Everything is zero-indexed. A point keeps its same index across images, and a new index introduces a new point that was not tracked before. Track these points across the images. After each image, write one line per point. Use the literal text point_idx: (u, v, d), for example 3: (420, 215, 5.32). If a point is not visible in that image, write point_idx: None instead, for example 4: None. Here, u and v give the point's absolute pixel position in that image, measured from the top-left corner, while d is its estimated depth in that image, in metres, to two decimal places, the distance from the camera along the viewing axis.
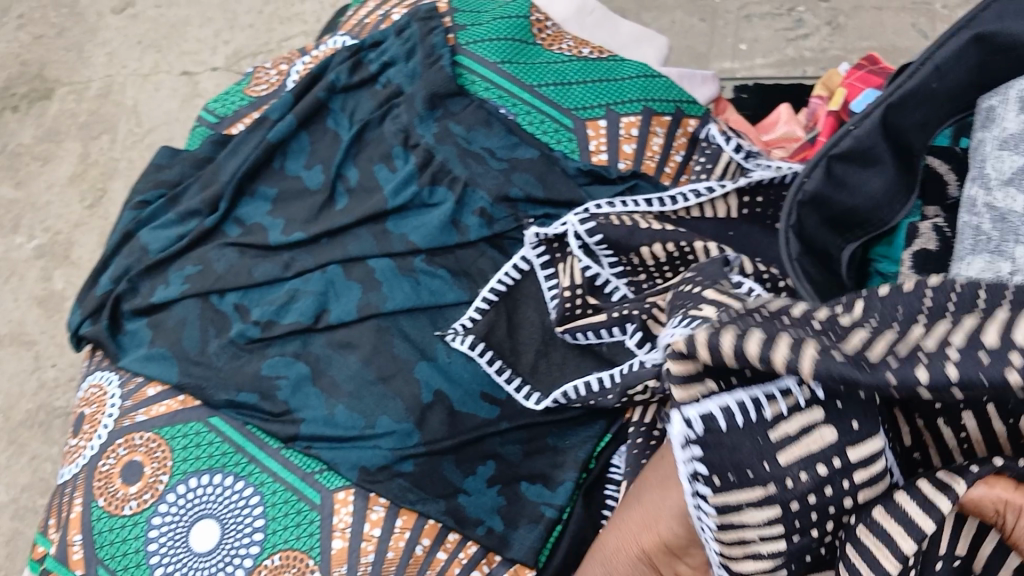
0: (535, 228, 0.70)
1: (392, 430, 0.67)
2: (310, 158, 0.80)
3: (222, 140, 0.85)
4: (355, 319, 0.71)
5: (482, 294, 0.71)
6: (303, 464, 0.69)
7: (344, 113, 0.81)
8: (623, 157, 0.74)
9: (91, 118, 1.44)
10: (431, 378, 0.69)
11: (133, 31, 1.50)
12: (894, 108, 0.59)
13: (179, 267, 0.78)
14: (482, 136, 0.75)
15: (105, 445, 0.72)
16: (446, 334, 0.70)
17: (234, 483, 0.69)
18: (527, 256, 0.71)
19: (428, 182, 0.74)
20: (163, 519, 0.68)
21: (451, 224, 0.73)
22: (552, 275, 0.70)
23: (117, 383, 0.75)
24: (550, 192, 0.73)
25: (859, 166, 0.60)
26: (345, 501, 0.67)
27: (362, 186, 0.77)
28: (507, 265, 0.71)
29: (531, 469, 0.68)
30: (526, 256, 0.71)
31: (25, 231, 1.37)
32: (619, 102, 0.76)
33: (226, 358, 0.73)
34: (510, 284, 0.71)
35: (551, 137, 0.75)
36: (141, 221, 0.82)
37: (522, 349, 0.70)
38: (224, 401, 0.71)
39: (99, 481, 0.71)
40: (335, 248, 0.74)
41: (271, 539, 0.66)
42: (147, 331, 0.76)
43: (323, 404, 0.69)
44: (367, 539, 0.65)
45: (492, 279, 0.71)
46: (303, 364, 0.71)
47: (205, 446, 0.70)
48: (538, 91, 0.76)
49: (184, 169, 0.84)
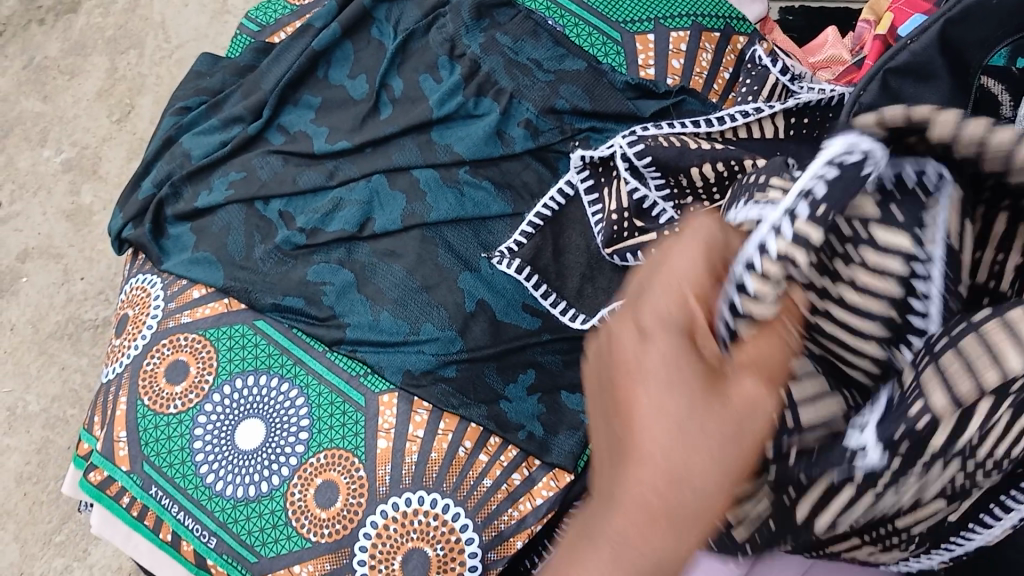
0: (580, 150, 0.71)
1: (436, 336, 0.68)
2: (353, 68, 0.79)
3: (263, 49, 0.84)
4: (399, 228, 0.71)
5: (528, 217, 0.71)
6: (348, 367, 0.69)
7: (388, 22, 0.80)
8: (670, 73, 0.74)
9: (119, 33, 1.43)
10: (475, 290, 0.69)
11: None
12: (954, 24, 0.59)
13: (222, 173, 0.78)
14: (529, 47, 0.75)
15: (150, 344, 0.73)
16: (493, 256, 0.70)
17: (280, 384, 0.70)
18: (572, 181, 0.72)
19: (474, 93, 0.74)
20: (208, 418, 0.70)
21: (496, 136, 0.73)
22: (597, 199, 0.70)
23: (160, 286, 0.76)
24: (596, 105, 0.73)
25: (914, 79, 0.60)
26: (389, 404, 0.68)
27: (406, 96, 0.76)
28: (552, 190, 0.72)
29: (572, 380, 0.69)
30: (571, 180, 0.72)
31: (52, 144, 1.37)
32: (668, 17, 0.76)
33: (272, 263, 0.73)
34: (555, 209, 0.71)
35: (599, 50, 0.75)
36: (183, 127, 0.82)
37: (567, 272, 0.71)
38: (270, 305, 0.72)
39: (144, 380, 0.72)
40: (379, 158, 0.75)
41: (316, 439, 0.67)
42: (190, 236, 0.77)
43: (369, 310, 0.70)
44: (411, 440, 0.66)
45: (537, 204, 0.72)
46: (348, 273, 0.71)
47: (250, 347, 0.71)
48: (586, 3, 0.77)
49: (225, 77, 0.84)
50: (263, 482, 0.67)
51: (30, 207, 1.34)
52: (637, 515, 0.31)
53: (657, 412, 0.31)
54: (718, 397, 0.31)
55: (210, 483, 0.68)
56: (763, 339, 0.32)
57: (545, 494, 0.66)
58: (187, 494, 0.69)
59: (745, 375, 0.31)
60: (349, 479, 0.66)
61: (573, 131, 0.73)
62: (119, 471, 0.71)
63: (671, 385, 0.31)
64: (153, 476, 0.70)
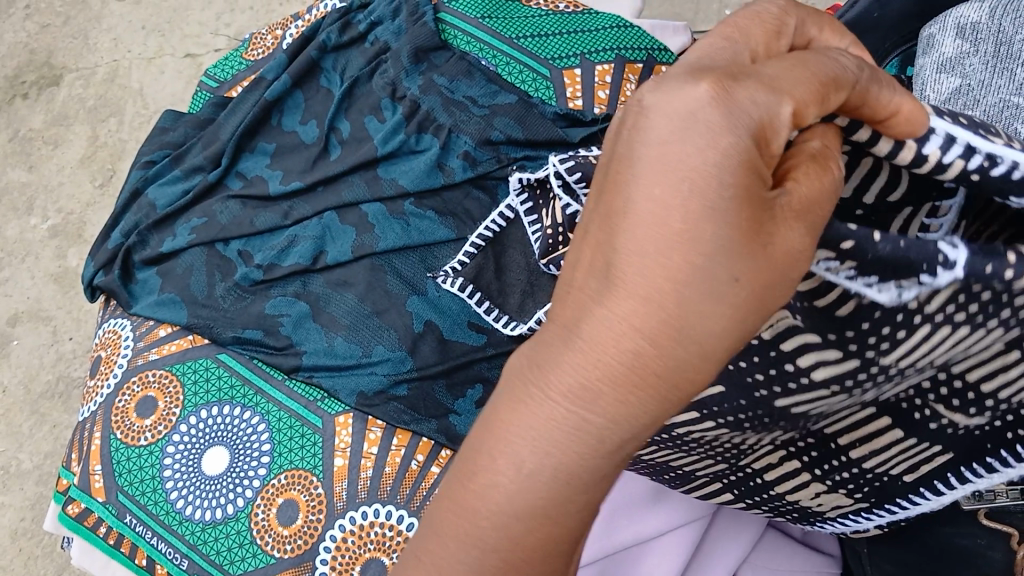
0: (518, 174, 0.74)
1: (387, 357, 0.72)
2: (305, 114, 0.85)
3: (222, 102, 0.89)
4: (351, 259, 0.76)
5: (471, 238, 0.75)
6: (305, 393, 0.74)
7: (336, 71, 0.85)
8: (597, 102, 0.79)
9: (99, 102, 1.49)
10: (423, 311, 0.74)
11: (136, 16, 1.54)
12: None
13: (185, 220, 0.83)
14: (464, 86, 0.80)
15: (121, 383, 0.78)
16: (438, 276, 0.75)
17: (243, 413, 0.74)
18: (512, 203, 0.75)
19: (415, 130, 0.79)
20: (176, 448, 0.74)
21: (437, 168, 0.78)
22: (536, 218, 0.73)
23: (130, 328, 0.81)
24: (529, 134, 0.77)
25: None
26: (345, 423, 0.72)
27: (353, 137, 0.82)
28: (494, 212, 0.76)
29: None
30: (511, 203, 0.75)
31: (39, 212, 1.43)
32: (592, 51, 0.81)
33: (231, 300, 0.78)
34: (496, 231, 0.75)
35: (527, 84, 0.80)
36: (149, 179, 0.87)
37: (509, 289, 0.74)
38: (231, 338, 0.76)
39: (116, 416, 0.76)
40: (330, 196, 0.79)
41: (277, 461, 0.71)
42: (156, 279, 0.82)
43: (323, 337, 0.74)
44: (365, 456, 0.70)
45: (481, 225, 0.76)
46: (303, 304, 0.76)
47: (213, 380, 0.76)
48: (516, 43, 0.82)
49: (187, 130, 0.89)
50: (228, 505, 0.71)
51: (19, 273, 1.39)
52: (599, 362, 0.28)
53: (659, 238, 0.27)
54: (763, 235, 0.27)
55: (179, 508, 0.72)
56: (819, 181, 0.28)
57: None
58: (159, 520, 0.72)
59: (793, 226, 0.28)
60: (309, 497, 0.69)
61: (510, 160, 0.77)
62: (95, 503, 0.75)
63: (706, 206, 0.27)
64: (128, 505, 0.74)
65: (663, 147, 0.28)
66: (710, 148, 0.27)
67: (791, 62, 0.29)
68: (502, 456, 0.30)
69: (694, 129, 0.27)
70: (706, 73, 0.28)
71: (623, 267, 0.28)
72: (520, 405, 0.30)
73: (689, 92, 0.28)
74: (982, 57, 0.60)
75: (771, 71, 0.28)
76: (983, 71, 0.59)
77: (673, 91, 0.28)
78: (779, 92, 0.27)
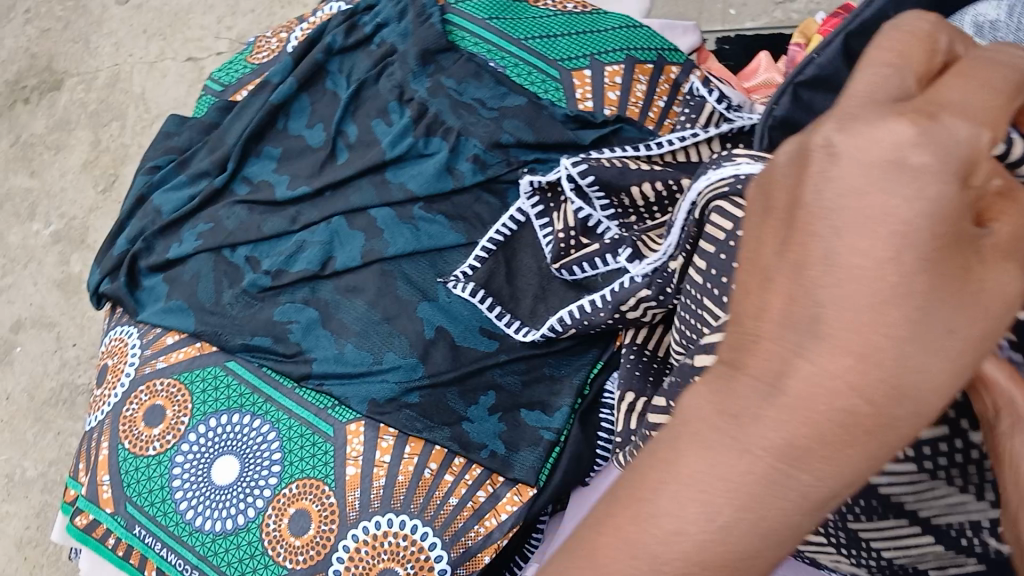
0: (530, 176, 0.73)
1: (398, 364, 0.71)
2: (311, 118, 0.84)
3: (227, 105, 0.89)
4: (360, 265, 0.75)
5: (482, 242, 0.74)
6: (316, 401, 0.73)
7: (342, 74, 0.84)
8: (608, 104, 0.78)
9: (101, 107, 1.48)
10: (434, 317, 0.73)
11: (138, 21, 1.53)
12: (858, 35, 0.61)
13: (192, 225, 0.82)
14: (473, 87, 0.79)
15: (129, 391, 0.77)
16: (448, 281, 0.73)
17: (252, 421, 0.73)
18: (522, 207, 0.74)
19: (424, 133, 0.78)
20: (186, 457, 0.73)
21: (446, 171, 0.77)
22: (547, 222, 0.73)
23: (137, 335, 0.80)
24: (540, 135, 0.77)
25: (825, 92, 0.63)
26: (356, 431, 0.71)
27: (360, 141, 0.81)
28: (504, 216, 0.75)
29: (531, 398, 0.72)
30: (522, 207, 0.74)
31: (42, 217, 1.42)
32: (603, 52, 0.80)
33: (240, 307, 0.77)
34: (507, 234, 0.74)
35: (538, 87, 0.79)
36: (154, 184, 0.86)
37: (521, 295, 0.74)
38: (239, 345, 0.75)
39: (124, 425, 0.76)
40: (337, 200, 0.79)
41: (288, 470, 0.70)
42: (163, 286, 0.81)
43: (333, 344, 0.73)
44: (377, 465, 0.69)
45: (490, 230, 0.75)
46: (312, 310, 0.75)
47: (222, 388, 0.75)
48: (524, 44, 0.81)
49: (192, 135, 0.88)
50: (238, 515, 0.70)
51: (22, 279, 1.38)
52: (803, 421, 0.26)
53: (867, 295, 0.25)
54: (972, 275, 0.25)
55: (189, 519, 0.71)
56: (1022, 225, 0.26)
57: (509, 508, 0.68)
58: (169, 531, 0.72)
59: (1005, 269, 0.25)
60: (321, 506, 0.68)
61: (520, 163, 0.76)
62: (104, 514, 0.74)
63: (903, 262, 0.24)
64: (137, 515, 0.73)
65: (861, 194, 0.25)
66: (921, 199, 0.24)
67: (967, 83, 0.27)
68: (676, 501, 0.27)
69: (898, 176, 0.25)
70: (901, 107, 0.26)
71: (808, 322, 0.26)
72: (694, 427, 0.28)
73: (890, 128, 0.25)
74: None
75: (952, 96, 0.26)
76: None
77: (866, 130, 0.26)
78: (977, 121, 0.26)
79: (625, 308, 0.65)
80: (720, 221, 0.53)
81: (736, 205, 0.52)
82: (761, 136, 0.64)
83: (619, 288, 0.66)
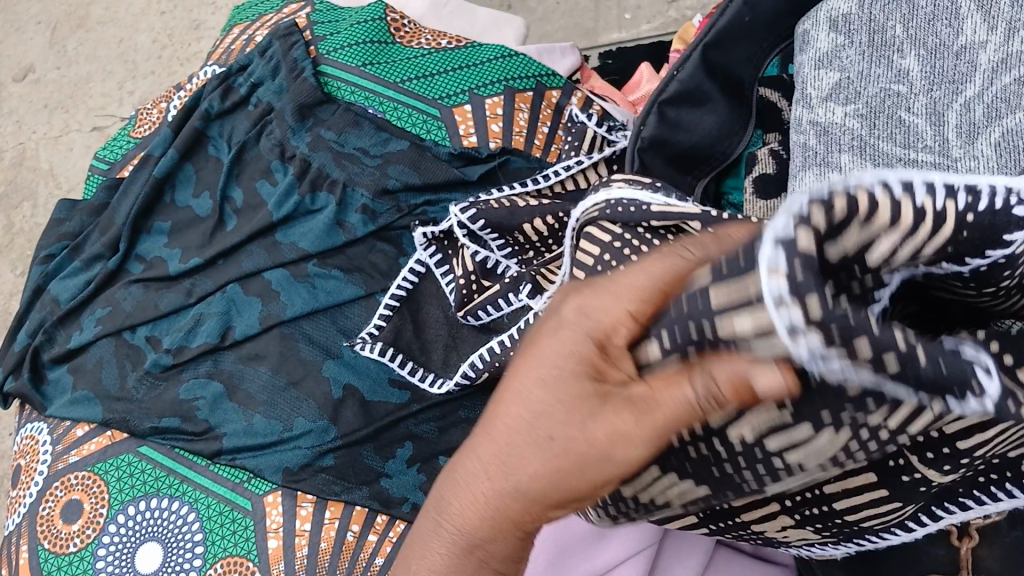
0: (421, 228, 0.73)
1: (309, 429, 0.70)
2: (197, 187, 0.82)
3: (114, 183, 0.87)
4: (259, 331, 0.74)
5: (384, 300, 0.73)
6: (231, 476, 0.71)
7: (222, 137, 0.83)
8: (492, 137, 0.78)
9: (10, 188, 1.45)
10: (340, 374, 0.72)
11: (36, 95, 1.50)
12: (713, 47, 0.63)
13: (90, 311, 0.81)
14: (353, 137, 0.78)
15: (44, 489, 0.75)
16: (355, 344, 0.72)
17: (171, 504, 0.72)
18: (421, 258, 0.74)
19: (309, 189, 0.77)
20: (107, 549, 0.71)
21: (336, 225, 0.76)
22: (448, 270, 0.73)
23: (47, 431, 0.78)
24: (425, 177, 0.76)
25: (691, 105, 0.64)
26: (275, 503, 0.69)
27: (247, 205, 0.79)
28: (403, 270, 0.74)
29: (449, 443, 0.71)
30: (420, 258, 0.74)
31: None
32: (480, 85, 0.80)
33: (144, 389, 0.76)
34: (409, 288, 0.74)
35: (420, 128, 0.78)
36: (50, 274, 0.84)
37: (431, 347, 0.73)
38: (149, 430, 0.74)
39: (42, 525, 0.74)
40: (231, 268, 0.77)
41: (211, 550, 0.69)
42: (68, 376, 0.79)
43: (241, 416, 0.72)
44: (299, 534, 0.68)
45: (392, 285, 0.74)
46: (217, 383, 0.74)
47: (138, 474, 0.73)
48: (401, 87, 0.80)
49: (82, 218, 0.86)
50: None
51: None
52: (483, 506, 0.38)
53: (541, 413, 0.36)
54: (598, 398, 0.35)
55: None
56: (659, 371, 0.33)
57: None
58: None
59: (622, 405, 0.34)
60: None
61: (409, 208, 0.76)
62: None
63: (552, 393, 0.36)
64: None
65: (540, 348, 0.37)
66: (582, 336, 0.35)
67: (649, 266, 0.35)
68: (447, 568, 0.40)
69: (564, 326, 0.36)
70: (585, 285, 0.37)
71: (497, 425, 0.37)
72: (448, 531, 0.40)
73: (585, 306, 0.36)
74: (858, 47, 0.60)
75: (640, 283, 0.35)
76: (860, 62, 0.60)
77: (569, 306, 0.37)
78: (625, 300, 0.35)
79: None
80: (587, 244, 0.51)
81: (604, 228, 0.51)
82: (632, 159, 0.63)
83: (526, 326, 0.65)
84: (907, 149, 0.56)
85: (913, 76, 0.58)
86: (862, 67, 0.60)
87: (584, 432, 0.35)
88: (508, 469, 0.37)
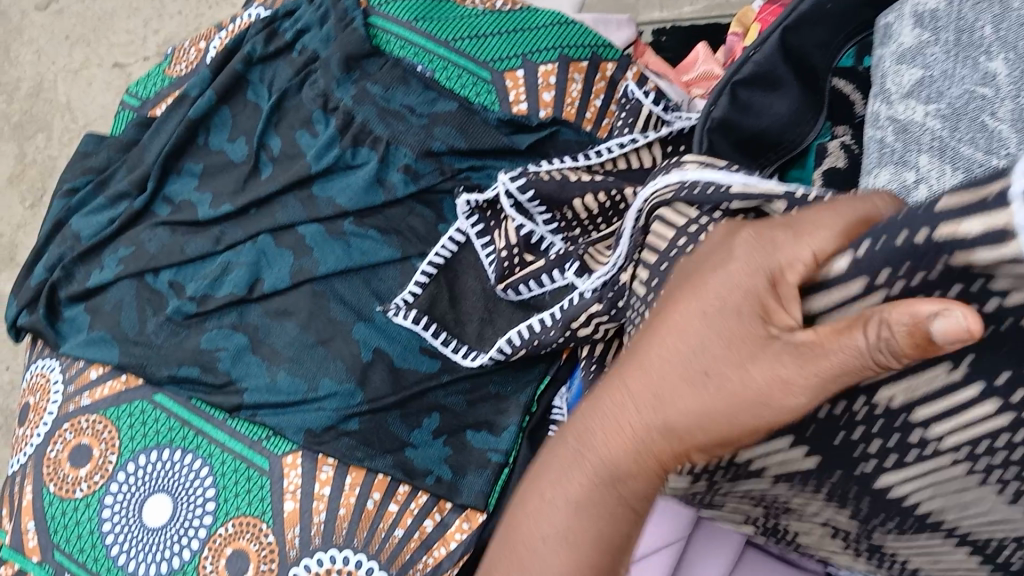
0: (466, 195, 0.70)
1: (334, 391, 0.68)
2: (232, 131, 0.80)
3: (145, 121, 0.84)
4: (290, 286, 0.71)
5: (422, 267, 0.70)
6: (249, 432, 0.70)
7: (263, 83, 0.80)
8: (542, 105, 0.76)
9: (24, 118, 1.42)
10: (370, 338, 0.69)
11: (58, 26, 1.46)
12: (792, 31, 0.60)
13: (113, 250, 0.78)
14: (401, 93, 0.75)
15: (52, 431, 0.73)
16: (388, 309, 0.70)
17: (184, 457, 0.69)
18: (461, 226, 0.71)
19: (351, 144, 0.74)
20: (115, 498, 0.69)
21: (376, 183, 0.73)
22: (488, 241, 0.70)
23: (59, 370, 0.76)
24: (472, 142, 0.73)
25: (763, 88, 0.61)
26: (293, 464, 0.68)
27: (285, 154, 0.76)
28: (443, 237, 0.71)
29: (477, 417, 0.69)
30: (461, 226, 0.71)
31: None
32: (535, 51, 0.77)
33: (165, 335, 0.73)
34: (448, 255, 0.71)
35: (470, 90, 0.76)
36: (72, 208, 0.82)
37: (466, 318, 0.71)
38: (166, 377, 0.72)
39: (48, 467, 0.71)
40: (263, 217, 0.74)
41: (223, 508, 0.67)
42: (85, 316, 0.76)
43: (265, 371, 0.70)
44: (317, 499, 0.66)
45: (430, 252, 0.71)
46: (241, 336, 0.71)
47: (150, 424, 0.71)
48: (453, 46, 0.77)
49: (110, 154, 0.84)
50: (172, 558, 0.66)
51: None
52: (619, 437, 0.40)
53: (698, 347, 0.38)
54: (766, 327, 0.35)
55: (122, 564, 0.67)
56: (839, 331, 0.32)
57: (458, 537, 0.66)
58: None
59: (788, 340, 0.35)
60: (259, 546, 0.65)
61: (453, 171, 0.73)
62: (30, 563, 0.70)
63: (710, 319, 0.37)
64: (65, 563, 0.69)
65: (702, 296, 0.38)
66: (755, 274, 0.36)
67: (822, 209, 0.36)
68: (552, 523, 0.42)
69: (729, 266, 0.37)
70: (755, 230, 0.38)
71: (639, 357, 0.40)
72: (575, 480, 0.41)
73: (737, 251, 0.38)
74: (944, 46, 0.56)
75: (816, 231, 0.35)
76: (944, 61, 0.56)
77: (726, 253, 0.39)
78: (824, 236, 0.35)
79: (575, 326, 0.61)
80: (662, 228, 0.50)
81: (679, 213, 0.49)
82: (702, 143, 0.61)
83: (569, 306, 0.62)
84: (987, 153, 0.50)
85: (994, 75, 0.52)
86: (945, 66, 0.56)
87: (741, 369, 0.36)
88: (655, 401, 0.39)
